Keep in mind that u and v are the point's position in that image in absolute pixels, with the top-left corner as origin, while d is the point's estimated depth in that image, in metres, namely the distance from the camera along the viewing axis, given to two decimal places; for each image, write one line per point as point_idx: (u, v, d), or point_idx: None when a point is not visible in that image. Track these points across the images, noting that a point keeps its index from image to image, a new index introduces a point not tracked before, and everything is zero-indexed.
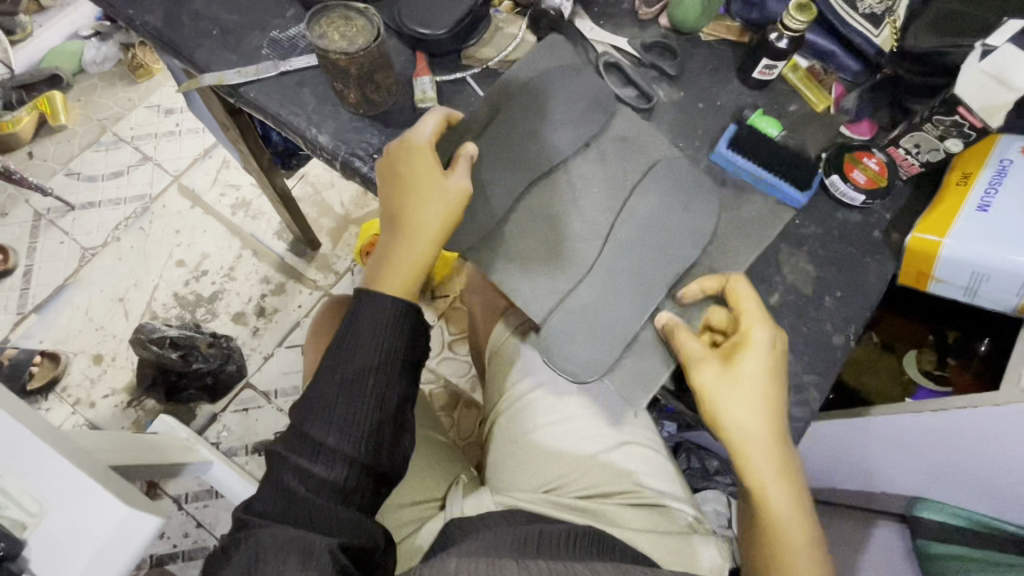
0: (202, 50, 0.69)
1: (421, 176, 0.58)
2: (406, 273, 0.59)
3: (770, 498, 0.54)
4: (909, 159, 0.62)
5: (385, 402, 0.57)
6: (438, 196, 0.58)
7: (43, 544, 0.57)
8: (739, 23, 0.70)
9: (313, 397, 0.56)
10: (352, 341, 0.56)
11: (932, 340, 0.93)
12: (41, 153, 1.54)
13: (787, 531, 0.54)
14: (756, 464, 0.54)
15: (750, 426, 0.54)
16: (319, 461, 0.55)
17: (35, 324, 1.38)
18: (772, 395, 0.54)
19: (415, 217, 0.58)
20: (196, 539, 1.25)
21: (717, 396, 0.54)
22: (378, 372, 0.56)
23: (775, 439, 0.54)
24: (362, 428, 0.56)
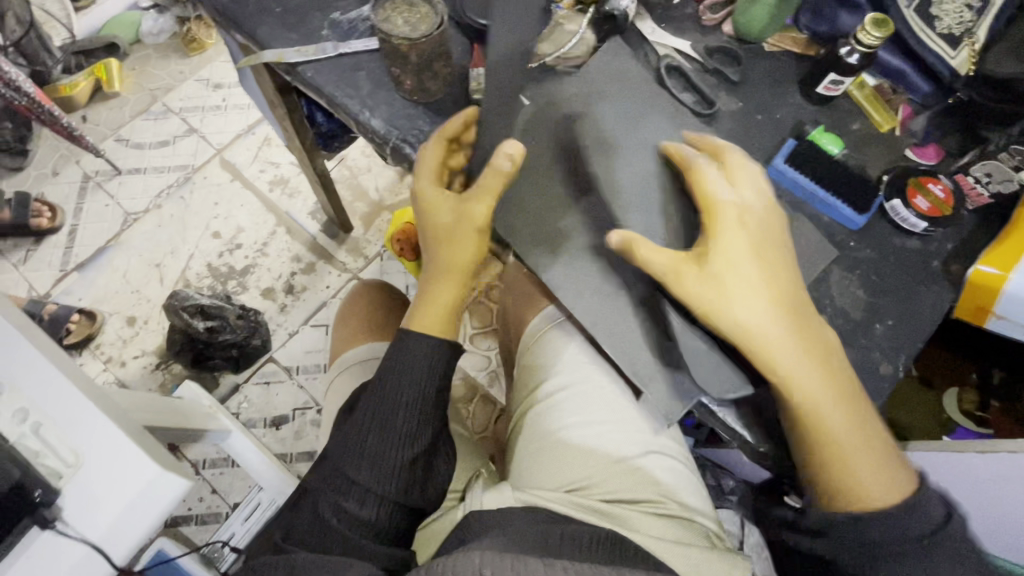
0: (264, 26, 0.70)
1: (439, 216, 0.61)
2: (433, 309, 0.65)
3: (819, 412, 0.52)
4: (978, 187, 0.61)
5: (415, 443, 0.62)
6: (461, 235, 0.61)
7: (77, 495, 0.58)
8: (806, 35, 0.68)
9: (346, 437, 0.62)
10: (382, 386, 0.62)
11: (974, 379, 0.90)
12: (94, 117, 1.59)
13: (838, 431, 0.52)
14: (793, 372, 0.52)
15: (768, 327, 0.52)
16: (350, 499, 0.61)
17: (76, 282, 1.42)
18: (775, 281, 0.53)
19: (444, 256, 0.63)
20: (210, 504, 1.28)
21: (717, 303, 0.53)
22: (408, 410, 0.62)
23: (789, 332, 0.52)
24: (390, 466, 0.61)
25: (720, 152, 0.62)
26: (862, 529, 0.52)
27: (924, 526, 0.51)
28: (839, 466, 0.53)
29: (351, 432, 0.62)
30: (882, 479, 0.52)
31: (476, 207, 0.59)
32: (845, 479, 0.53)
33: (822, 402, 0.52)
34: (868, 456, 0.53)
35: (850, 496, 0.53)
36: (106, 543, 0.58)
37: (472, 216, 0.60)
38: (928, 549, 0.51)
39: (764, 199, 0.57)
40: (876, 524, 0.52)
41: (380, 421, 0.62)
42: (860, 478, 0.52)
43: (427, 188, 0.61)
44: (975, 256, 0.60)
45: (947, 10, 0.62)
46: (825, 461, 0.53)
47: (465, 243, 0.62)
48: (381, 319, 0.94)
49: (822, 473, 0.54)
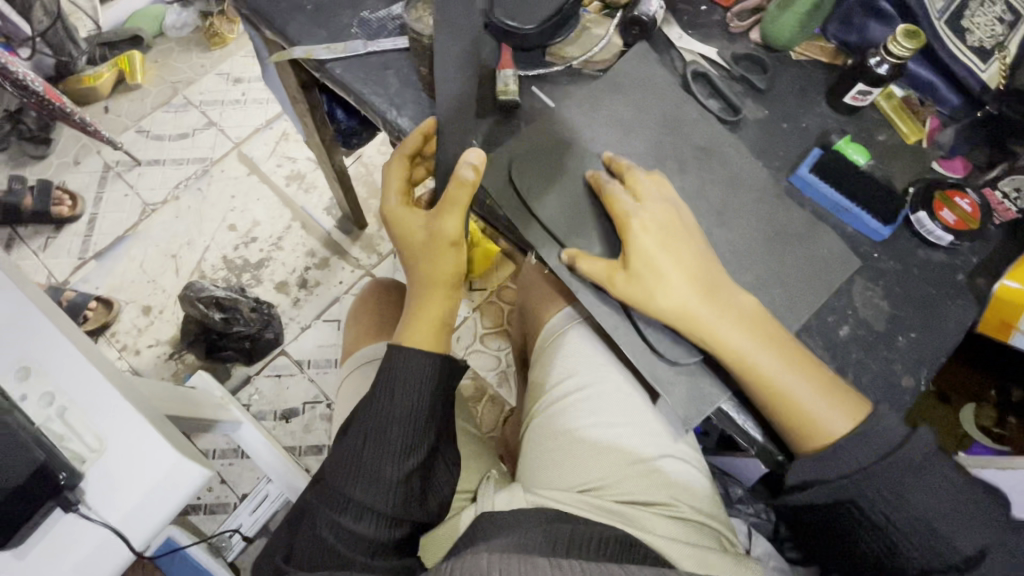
0: (294, 23, 0.70)
1: (413, 232, 0.66)
2: (423, 322, 0.68)
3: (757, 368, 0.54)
4: (1005, 203, 0.60)
5: (410, 456, 0.62)
6: (438, 248, 0.65)
7: (99, 479, 0.60)
8: (834, 45, 0.68)
9: (343, 450, 0.63)
10: (377, 400, 0.63)
11: (993, 396, 0.89)
12: (116, 107, 1.62)
13: (780, 373, 0.54)
14: (720, 333, 0.54)
15: (687, 299, 0.55)
16: (347, 514, 0.61)
17: (94, 270, 1.44)
18: (678, 255, 0.57)
19: (424, 268, 0.67)
20: (218, 494, 1.29)
21: (644, 294, 0.56)
22: (401, 425, 0.62)
23: (709, 303, 0.55)
24: (386, 480, 0.61)
25: (745, 160, 0.62)
26: (833, 461, 0.54)
27: (883, 445, 0.53)
28: (791, 407, 0.54)
29: (349, 449, 0.63)
30: (835, 408, 0.54)
31: (447, 221, 0.62)
32: (802, 418, 0.54)
33: (754, 354, 0.54)
34: (815, 386, 0.54)
35: (811, 432, 0.54)
36: (126, 528, 0.59)
37: (445, 229, 0.63)
38: (896, 471, 0.52)
39: (664, 188, 0.59)
40: (846, 454, 0.53)
41: (371, 436, 0.62)
42: (815, 410, 0.54)
43: (401, 209, 0.66)
44: (1001, 270, 0.59)
45: (978, 24, 0.62)
46: (779, 405, 0.55)
47: (444, 254, 0.65)
48: (392, 318, 0.94)
49: (783, 415, 0.55)
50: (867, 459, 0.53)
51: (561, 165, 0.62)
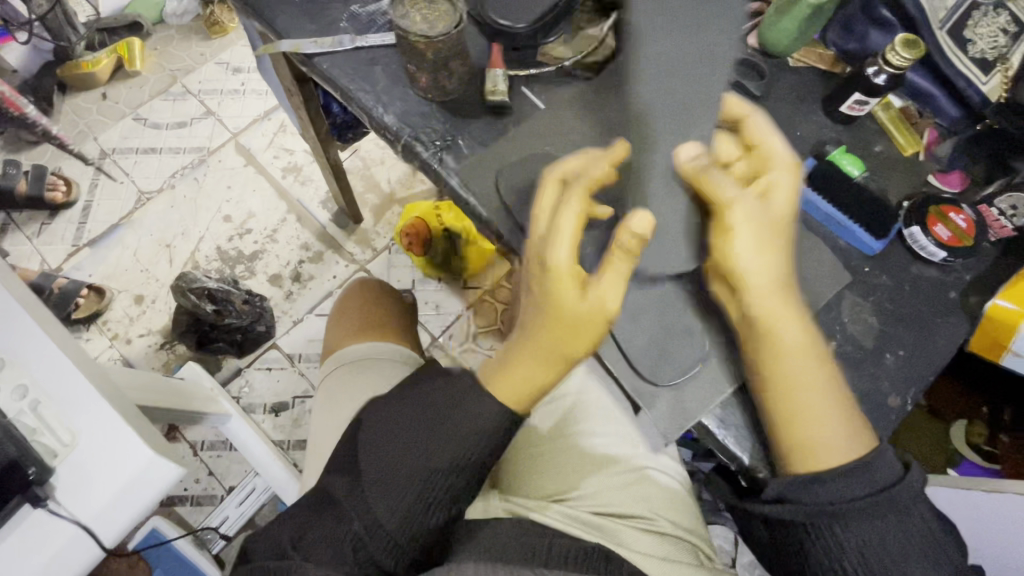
0: (283, 16, 0.69)
1: (565, 296, 0.53)
2: (521, 391, 0.56)
3: (807, 358, 0.52)
4: (1001, 219, 0.58)
5: (456, 506, 0.57)
6: (586, 320, 0.53)
7: (71, 475, 0.59)
8: (832, 52, 0.66)
9: (390, 468, 0.56)
10: (452, 437, 0.56)
11: (985, 413, 0.88)
12: (114, 94, 1.60)
13: (820, 379, 0.52)
14: (778, 304, 0.52)
15: (765, 266, 0.53)
16: (374, 540, 0.54)
17: (87, 258, 1.43)
18: (774, 223, 0.54)
19: (548, 336, 0.55)
20: (206, 486, 1.28)
21: (729, 237, 0.53)
22: (457, 475, 0.56)
23: (793, 278, 0.54)
24: (425, 522, 0.56)
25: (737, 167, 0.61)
26: (815, 488, 0.51)
27: (876, 483, 0.51)
28: (801, 416, 0.52)
29: (381, 475, 0.56)
30: (842, 441, 0.51)
31: (602, 293, 0.52)
32: (804, 435, 0.52)
33: (795, 346, 0.52)
34: (836, 412, 0.52)
35: (809, 455, 0.52)
36: (97, 526, 0.58)
37: (591, 296, 0.52)
38: (878, 505, 0.50)
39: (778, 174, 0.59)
40: (828, 484, 0.51)
41: (419, 477, 0.56)
42: (821, 435, 0.51)
43: (541, 242, 0.55)
44: (994, 290, 0.58)
45: (981, 34, 0.59)
46: (788, 407, 0.52)
47: (585, 332, 0.53)
48: (377, 319, 0.93)
49: (783, 422, 0.53)
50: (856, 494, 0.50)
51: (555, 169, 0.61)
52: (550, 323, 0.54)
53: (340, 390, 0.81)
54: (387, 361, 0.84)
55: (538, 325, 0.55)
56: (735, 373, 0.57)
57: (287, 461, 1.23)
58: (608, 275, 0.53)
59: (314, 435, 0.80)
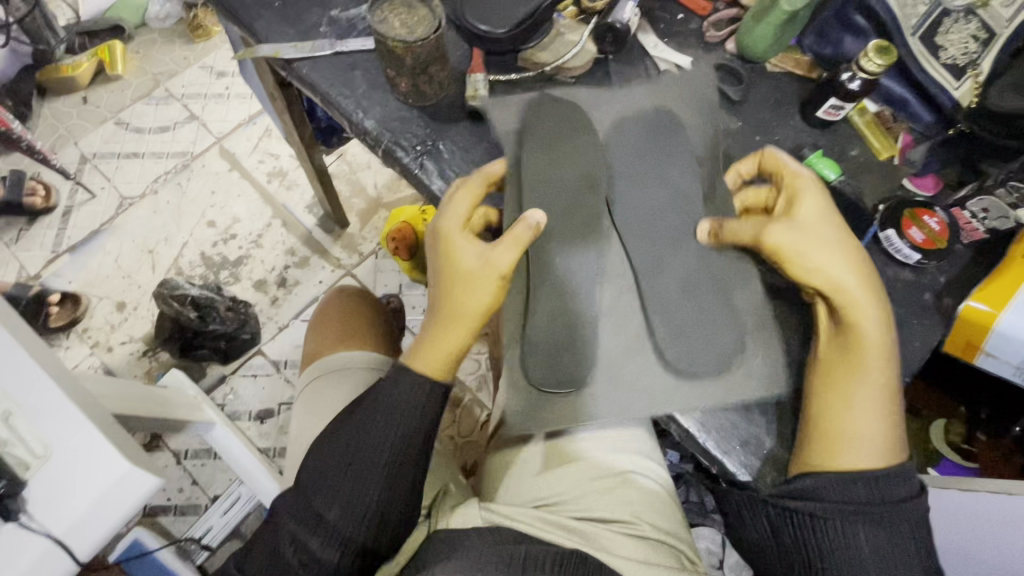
0: (261, 20, 0.69)
1: (461, 258, 0.57)
2: (444, 355, 0.59)
3: (868, 369, 0.52)
4: (973, 222, 0.59)
5: (393, 486, 0.58)
6: (484, 280, 0.57)
7: (44, 488, 0.57)
8: (809, 58, 0.67)
9: (322, 460, 0.60)
10: (370, 421, 0.59)
11: (963, 412, 0.89)
12: (95, 98, 1.58)
13: (876, 375, 0.52)
14: (860, 303, 0.53)
15: (840, 273, 0.53)
16: (316, 537, 0.57)
17: (67, 265, 1.41)
18: (843, 238, 0.55)
19: (450, 299, 0.58)
20: (189, 495, 1.26)
21: (798, 244, 0.54)
22: (397, 450, 0.58)
23: (870, 294, 0.53)
24: (362, 507, 0.57)
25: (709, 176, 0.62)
26: (838, 487, 0.52)
27: (894, 494, 0.52)
28: (850, 412, 0.52)
29: (327, 454, 0.59)
30: (881, 442, 0.52)
31: (503, 248, 0.56)
32: (838, 431, 0.52)
33: (874, 345, 0.52)
34: (885, 411, 0.52)
35: (837, 452, 0.52)
36: (70, 539, 0.57)
37: (490, 256, 0.56)
38: (889, 518, 0.51)
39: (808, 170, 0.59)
40: (855, 485, 0.52)
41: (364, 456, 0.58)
42: (863, 429, 0.52)
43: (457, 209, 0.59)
44: (966, 291, 0.59)
45: (952, 41, 0.60)
46: (845, 400, 0.53)
47: (477, 288, 0.56)
48: (356, 329, 0.93)
49: (835, 418, 0.53)
50: (876, 498, 0.52)
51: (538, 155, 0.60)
52: (454, 284, 0.57)
53: (319, 403, 0.80)
54: (368, 370, 0.84)
55: (440, 287, 0.59)
56: (718, 362, 0.57)
57: (272, 467, 1.21)
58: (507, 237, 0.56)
59: (293, 448, 0.80)
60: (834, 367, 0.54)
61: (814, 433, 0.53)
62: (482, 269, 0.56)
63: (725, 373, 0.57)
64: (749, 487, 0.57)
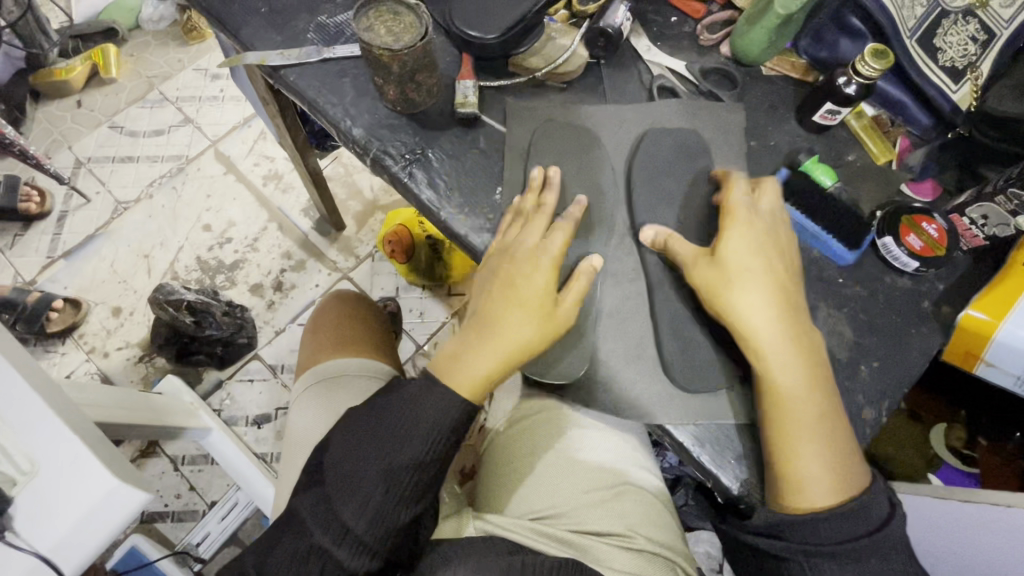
0: (248, 26, 0.68)
1: (531, 285, 0.55)
2: (475, 378, 0.55)
3: (792, 412, 0.51)
4: (973, 229, 0.58)
5: (422, 502, 0.55)
6: (545, 315, 0.54)
7: (31, 504, 0.57)
8: (804, 60, 0.66)
9: (349, 471, 0.54)
10: (404, 434, 0.54)
11: (964, 416, 0.88)
12: (88, 102, 1.57)
13: (805, 416, 0.51)
14: (773, 355, 0.52)
15: (757, 314, 0.53)
16: (342, 546, 0.53)
17: (62, 270, 1.40)
18: (771, 275, 0.54)
19: (506, 322, 0.55)
20: (187, 501, 1.25)
21: (716, 285, 0.54)
22: (425, 467, 0.54)
23: (792, 338, 0.53)
24: (393, 521, 0.54)
25: (699, 187, 0.61)
26: (808, 526, 0.50)
27: (865, 526, 0.50)
28: (787, 452, 0.51)
29: (350, 466, 0.54)
30: (826, 481, 0.51)
31: (572, 295, 0.55)
32: (792, 467, 0.51)
33: (795, 390, 0.52)
34: (824, 452, 0.51)
35: (801, 485, 0.51)
36: (58, 556, 0.56)
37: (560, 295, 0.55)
38: (858, 555, 0.50)
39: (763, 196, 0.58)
40: (827, 521, 0.50)
41: (390, 473, 0.54)
42: (808, 469, 0.51)
43: (531, 242, 0.56)
44: (964, 299, 0.58)
45: (950, 43, 0.59)
46: (779, 437, 0.52)
47: (534, 322, 0.54)
48: (352, 334, 0.92)
49: (782, 454, 0.52)
50: (854, 533, 0.50)
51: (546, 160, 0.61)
52: (517, 319, 0.54)
53: (314, 409, 0.79)
54: (365, 377, 0.83)
55: (497, 317, 0.55)
56: (725, 365, 0.57)
57: (269, 473, 1.20)
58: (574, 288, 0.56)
59: (290, 454, 0.79)
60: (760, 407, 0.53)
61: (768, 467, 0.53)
62: (550, 308, 0.54)
63: (720, 383, 0.56)
64: (743, 501, 0.55)
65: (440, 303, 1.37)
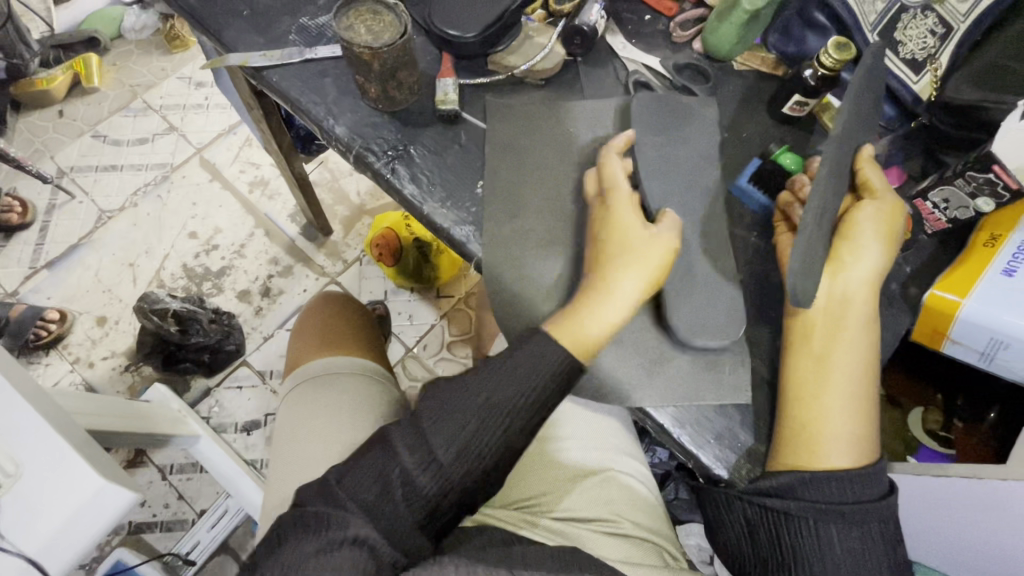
0: (230, 29, 0.68)
1: (622, 225, 0.57)
2: (588, 323, 0.55)
3: (840, 374, 0.54)
4: (936, 213, 0.60)
5: (510, 452, 0.55)
6: (645, 246, 0.56)
7: (16, 507, 0.56)
8: (774, 55, 0.68)
9: (449, 405, 0.55)
10: (510, 377, 0.55)
11: (940, 400, 0.90)
12: (71, 112, 1.56)
13: (852, 377, 0.54)
14: (850, 321, 0.55)
15: (862, 278, 0.55)
16: (426, 473, 0.53)
17: (46, 280, 1.39)
18: (891, 247, 0.56)
19: (608, 260, 0.57)
20: (176, 510, 1.24)
21: (861, 235, 0.55)
22: (519, 412, 0.54)
23: (868, 302, 0.55)
24: (475, 464, 0.54)
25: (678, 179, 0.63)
26: (815, 484, 0.52)
27: (870, 492, 0.52)
28: (812, 417, 0.53)
29: (448, 399, 0.55)
30: (848, 441, 0.53)
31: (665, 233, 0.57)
32: (810, 435, 0.53)
33: (849, 353, 0.54)
34: (852, 413, 0.54)
35: (811, 447, 0.53)
36: (46, 556, 0.56)
37: (659, 236, 0.56)
38: (852, 520, 0.52)
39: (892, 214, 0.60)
40: (833, 482, 0.52)
41: (485, 413, 0.54)
42: (828, 430, 0.53)
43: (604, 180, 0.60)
44: (931, 280, 0.61)
45: (910, 36, 0.61)
46: (804, 404, 0.54)
47: (634, 253, 0.56)
48: (339, 334, 0.92)
49: (803, 416, 0.54)
50: (851, 496, 0.52)
51: (534, 151, 0.64)
52: (619, 253, 0.56)
53: (301, 409, 0.80)
54: (350, 375, 0.83)
55: (602, 259, 0.57)
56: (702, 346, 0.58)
57: (259, 478, 1.19)
58: (665, 224, 0.57)
59: (275, 453, 0.79)
60: (807, 369, 0.55)
61: (793, 436, 0.54)
62: (651, 252, 0.56)
63: (699, 367, 0.58)
64: (723, 482, 0.57)
65: (429, 304, 1.38)
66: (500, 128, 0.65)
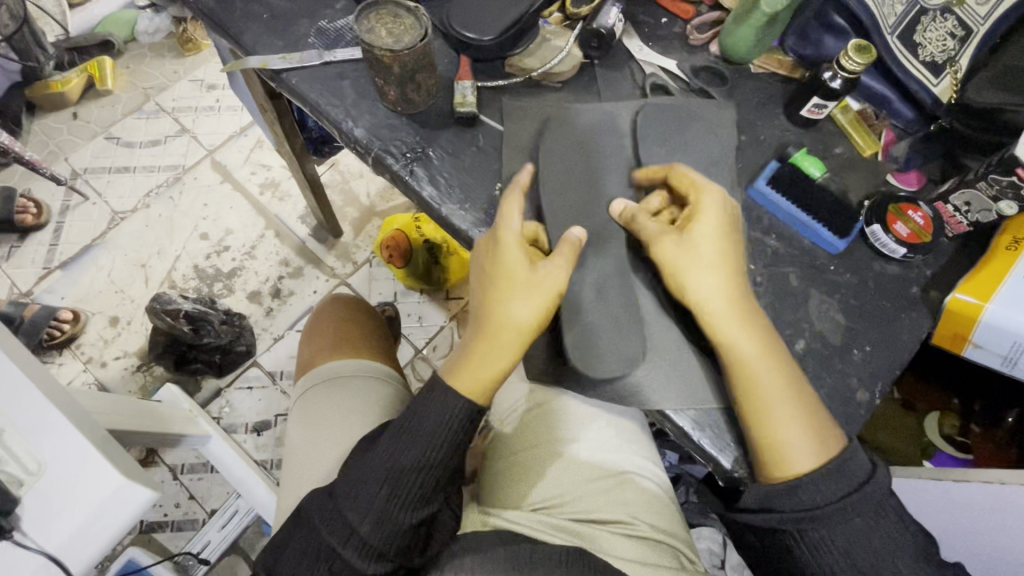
0: (249, 32, 0.69)
1: (509, 267, 0.56)
2: (484, 373, 0.56)
3: (759, 379, 0.53)
4: (957, 216, 0.60)
5: (426, 505, 0.58)
6: (529, 286, 0.55)
7: (37, 505, 0.57)
8: (791, 58, 0.69)
9: (358, 476, 0.57)
10: (408, 438, 0.57)
11: (957, 404, 0.90)
12: (85, 114, 1.58)
13: (769, 380, 0.53)
14: (736, 331, 0.53)
15: (714, 281, 0.54)
16: (348, 546, 0.56)
17: (59, 281, 1.40)
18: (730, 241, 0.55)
19: (491, 308, 0.56)
20: (187, 510, 1.24)
21: (702, 234, 0.54)
22: (423, 470, 0.57)
23: (741, 304, 0.54)
24: (396, 525, 0.56)
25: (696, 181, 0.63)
26: (810, 489, 0.52)
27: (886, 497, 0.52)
28: (763, 420, 0.53)
29: (356, 472, 0.58)
30: (806, 441, 0.52)
31: (553, 267, 0.55)
32: (770, 442, 0.53)
33: (758, 362, 0.53)
34: (800, 416, 0.53)
35: (780, 454, 0.52)
36: (66, 554, 0.57)
37: (538, 275, 0.56)
38: (859, 509, 0.51)
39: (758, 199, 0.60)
40: (827, 483, 0.52)
41: (392, 477, 0.56)
42: (781, 433, 0.52)
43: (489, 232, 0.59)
44: (951, 284, 0.60)
45: (930, 39, 0.61)
46: (756, 413, 0.53)
47: (517, 296, 0.55)
48: (354, 336, 0.93)
49: (757, 425, 0.53)
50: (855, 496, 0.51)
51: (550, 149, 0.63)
52: (508, 297, 0.55)
53: (311, 414, 0.80)
54: (364, 379, 0.84)
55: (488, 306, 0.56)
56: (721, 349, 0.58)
57: (269, 479, 1.20)
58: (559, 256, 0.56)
59: (287, 458, 0.79)
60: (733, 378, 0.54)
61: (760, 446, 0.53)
62: (538, 286, 0.55)
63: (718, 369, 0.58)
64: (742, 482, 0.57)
65: (439, 306, 1.38)
66: (519, 130, 0.65)
